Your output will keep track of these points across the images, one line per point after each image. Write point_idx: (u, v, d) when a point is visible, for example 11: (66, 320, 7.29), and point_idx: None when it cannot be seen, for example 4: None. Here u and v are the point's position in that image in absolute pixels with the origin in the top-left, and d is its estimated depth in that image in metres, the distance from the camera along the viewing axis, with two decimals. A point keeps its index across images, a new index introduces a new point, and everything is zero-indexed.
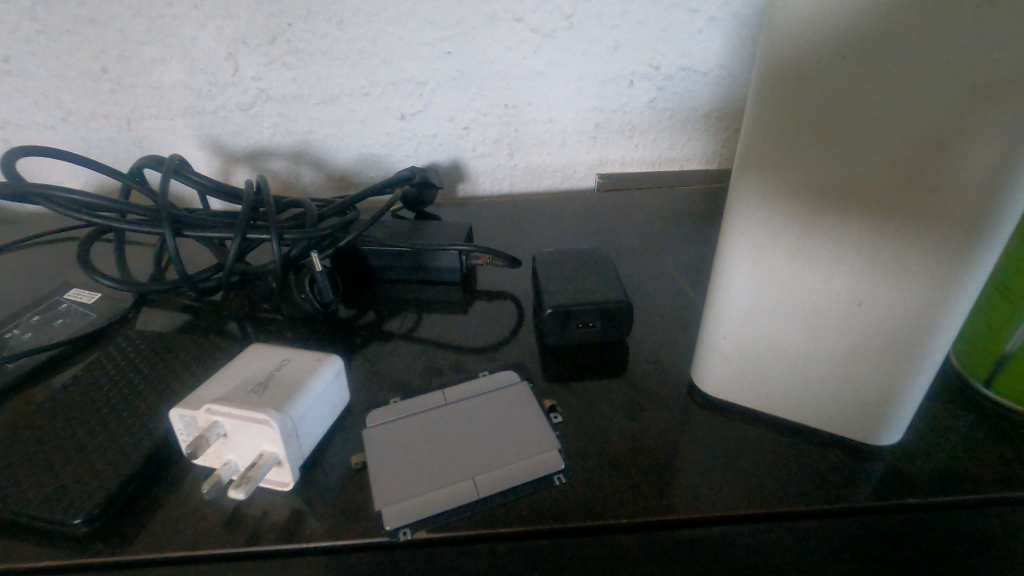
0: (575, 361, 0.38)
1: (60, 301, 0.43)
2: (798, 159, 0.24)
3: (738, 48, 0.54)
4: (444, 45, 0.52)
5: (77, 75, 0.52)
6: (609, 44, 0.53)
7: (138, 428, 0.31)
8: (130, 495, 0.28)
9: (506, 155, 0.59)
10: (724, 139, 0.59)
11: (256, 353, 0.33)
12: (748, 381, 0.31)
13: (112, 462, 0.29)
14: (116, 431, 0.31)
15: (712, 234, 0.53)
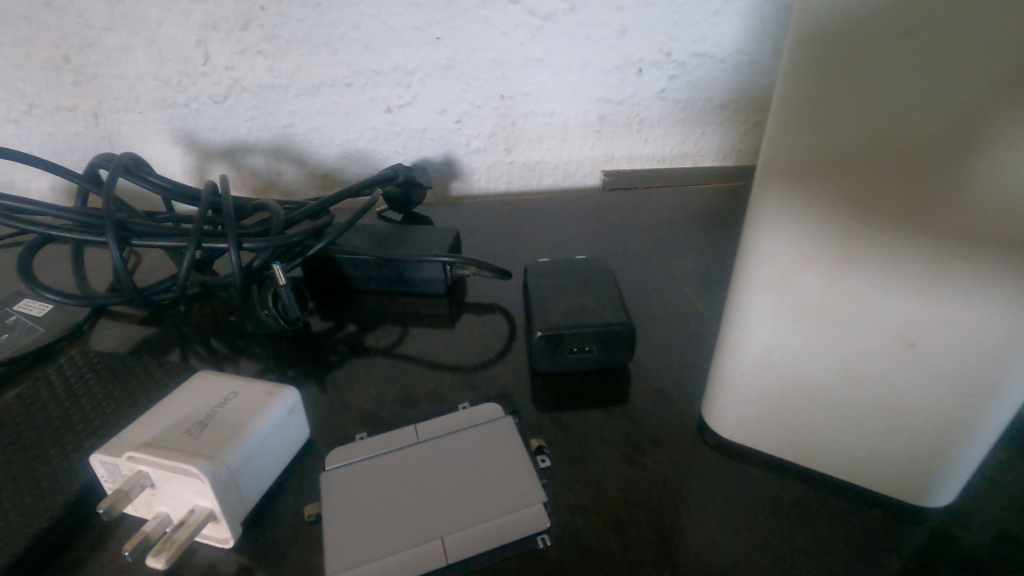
0: (568, 390, 0.33)
1: (8, 313, 0.39)
2: (833, 175, 0.19)
3: (759, 32, 0.48)
4: (433, 30, 0.47)
5: (38, 65, 0.48)
6: (615, 27, 0.48)
7: (62, 470, 0.27)
8: (43, 553, 0.24)
9: (503, 151, 0.54)
10: (742, 133, 0.54)
11: (200, 383, 0.29)
12: (768, 426, 0.26)
13: (26, 512, 0.25)
14: (36, 473, 0.27)
15: (728, 240, 0.48)
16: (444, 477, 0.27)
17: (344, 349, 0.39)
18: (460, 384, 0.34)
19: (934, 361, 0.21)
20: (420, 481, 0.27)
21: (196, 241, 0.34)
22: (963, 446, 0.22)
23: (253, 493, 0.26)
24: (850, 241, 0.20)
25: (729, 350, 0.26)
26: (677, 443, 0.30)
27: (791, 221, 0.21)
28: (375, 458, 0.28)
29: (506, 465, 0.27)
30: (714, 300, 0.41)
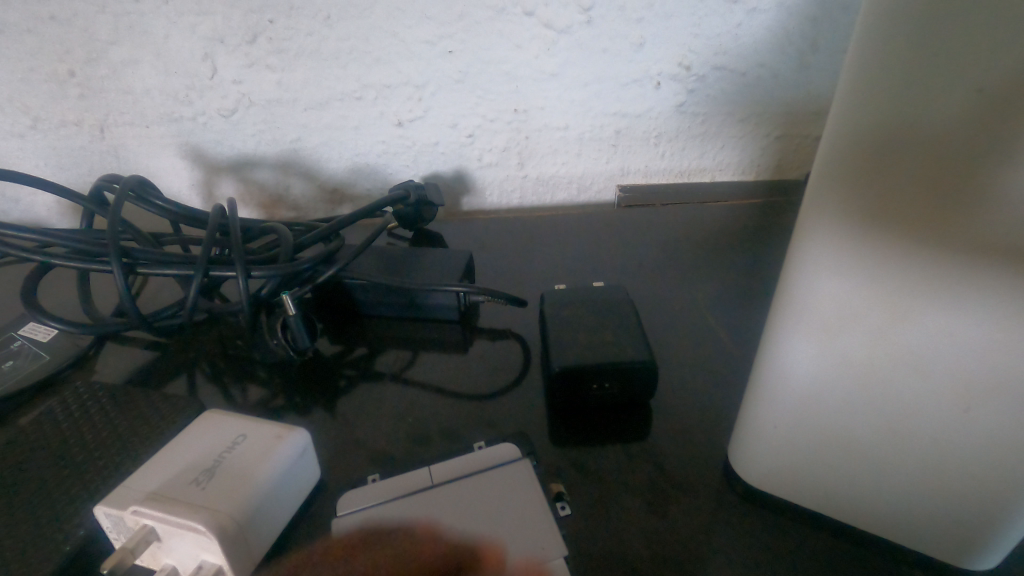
0: (586, 428, 0.32)
1: (13, 338, 0.39)
2: (884, 229, 0.18)
3: (783, 44, 0.46)
4: (445, 43, 0.46)
5: (43, 79, 0.47)
6: (633, 40, 0.46)
7: (65, 515, 0.26)
8: None
9: (516, 165, 0.53)
10: (762, 147, 0.53)
11: (207, 424, 0.28)
12: (801, 477, 0.25)
13: (28, 563, 0.24)
14: (39, 518, 0.26)
15: (747, 262, 0.46)
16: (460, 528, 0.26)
17: (353, 376, 0.37)
18: (474, 420, 0.33)
19: (988, 427, 0.19)
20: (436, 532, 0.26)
21: (203, 269, 0.33)
22: (1015, 510, 0.21)
23: (262, 544, 0.25)
24: (893, 290, 0.19)
25: (760, 394, 0.25)
26: (701, 489, 0.28)
27: (830, 265, 0.20)
28: (388, 505, 0.27)
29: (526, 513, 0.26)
30: (735, 327, 0.40)
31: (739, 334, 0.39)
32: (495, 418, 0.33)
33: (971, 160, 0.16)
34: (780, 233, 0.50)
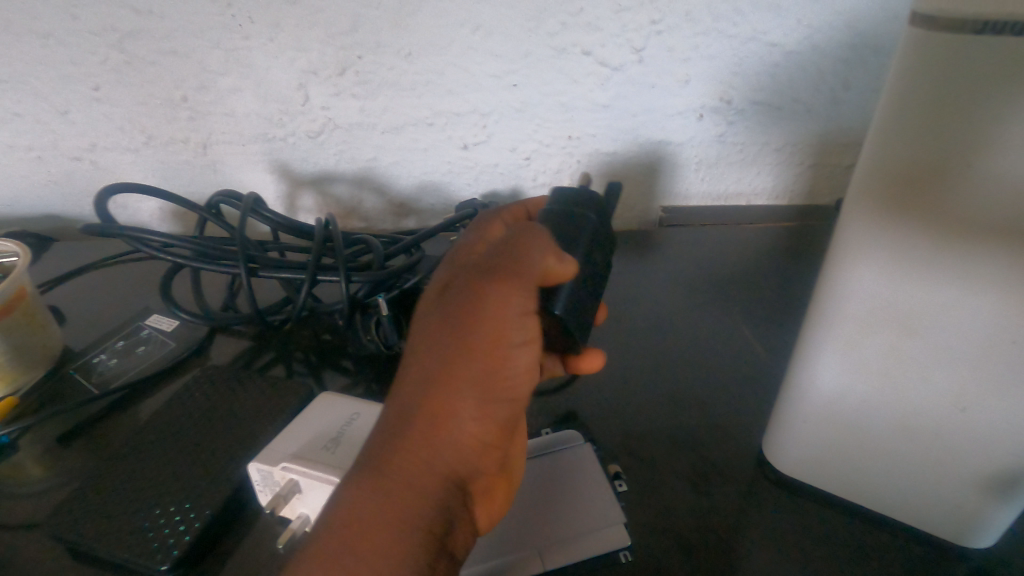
0: (640, 420, 0.37)
1: (141, 327, 0.46)
2: (899, 260, 0.23)
3: (818, 82, 0.51)
4: (510, 78, 0.52)
5: (159, 103, 0.54)
6: (680, 77, 0.51)
7: (217, 470, 0.33)
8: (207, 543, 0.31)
9: (567, 186, 0.59)
10: (796, 174, 0.57)
11: (326, 404, 0.33)
12: (827, 466, 0.30)
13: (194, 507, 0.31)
14: (197, 472, 0.33)
15: (777, 282, 0.51)
16: (535, 494, 0.31)
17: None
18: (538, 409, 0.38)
19: (983, 423, 0.24)
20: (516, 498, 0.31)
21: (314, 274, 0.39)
22: (1006, 496, 0.25)
23: None
24: (905, 309, 0.24)
25: (789, 395, 0.30)
26: (739, 474, 0.33)
27: (855, 286, 0.24)
28: None
29: (591, 487, 0.32)
30: (768, 338, 0.44)
31: (772, 344, 0.44)
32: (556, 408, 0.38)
33: (968, 212, 0.21)
34: (810, 254, 0.55)
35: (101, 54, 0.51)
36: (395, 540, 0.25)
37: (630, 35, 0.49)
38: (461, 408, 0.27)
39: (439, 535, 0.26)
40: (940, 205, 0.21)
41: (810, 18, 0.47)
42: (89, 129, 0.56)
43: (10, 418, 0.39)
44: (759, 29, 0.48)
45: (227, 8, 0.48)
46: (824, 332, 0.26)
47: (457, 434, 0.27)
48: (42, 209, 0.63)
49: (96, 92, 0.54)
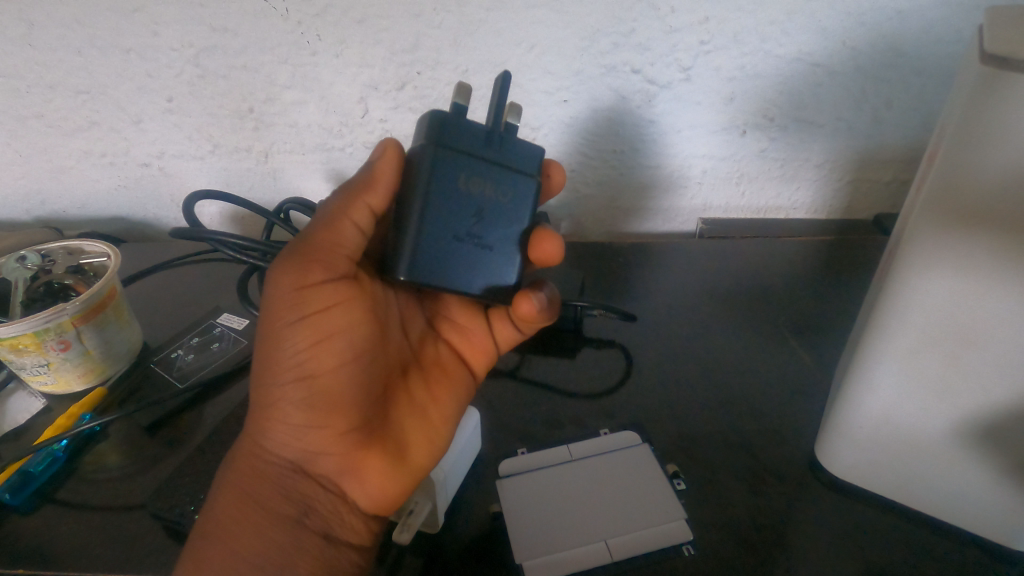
0: (693, 424, 0.39)
1: (214, 325, 0.49)
2: (963, 276, 0.25)
3: (860, 102, 0.52)
4: (561, 93, 0.53)
5: (227, 114, 0.58)
6: (724, 95, 0.53)
7: None
8: None
9: (610, 197, 0.61)
10: (835, 190, 0.58)
11: None
12: (880, 470, 0.32)
13: None
14: None
15: (817, 294, 0.53)
16: (600, 490, 0.33)
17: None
18: (595, 411, 0.40)
19: None
20: (582, 493, 0.33)
21: None
22: None
23: (450, 492, 0.34)
24: (969, 322, 0.25)
25: (844, 406, 0.31)
26: (792, 476, 0.35)
27: (919, 300, 0.26)
28: (540, 471, 0.35)
29: (654, 485, 0.33)
30: (811, 347, 0.46)
31: (816, 353, 0.45)
32: (612, 410, 0.40)
33: None
34: (849, 266, 0.56)
35: (176, 68, 0.55)
36: (260, 530, 0.30)
37: (679, 54, 0.51)
38: (278, 411, 0.32)
39: (293, 519, 0.31)
40: (1009, 226, 0.23)
41: (855, 41, 0.49)
42: (160, 137, 0.60)
43: (97, 410, 0.42)
44: (805, 50, 0.50)
45: (297, 27, 0.51)
46: (882, 349, 0.28)
47: (275, 433, 0.32)
48: (110, 210, 0.67)
49: (169, 103, 0.57)
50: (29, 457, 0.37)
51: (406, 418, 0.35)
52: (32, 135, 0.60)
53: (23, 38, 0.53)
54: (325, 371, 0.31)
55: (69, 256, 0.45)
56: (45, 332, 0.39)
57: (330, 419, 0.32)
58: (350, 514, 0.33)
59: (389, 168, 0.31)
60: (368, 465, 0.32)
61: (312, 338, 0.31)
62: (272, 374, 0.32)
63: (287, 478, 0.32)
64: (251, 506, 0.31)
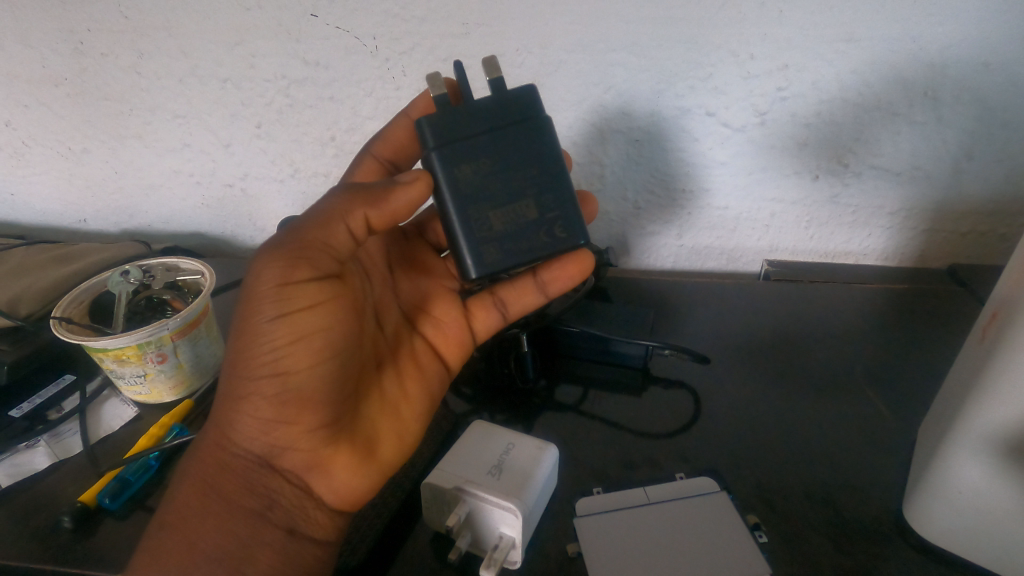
0: (770, 475, 0.38)
1: None
2: None
3: (940, 151, 0.51)
4: (635, 132, 0.54)
5: (310, 141, 0.60)
6: (798, 140, 0.52)
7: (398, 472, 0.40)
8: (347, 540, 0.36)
9: (675, 235, 0.61)
10: (912, 237, 0.57)
11: (482, 433, 0.37)
12: (977, 539, 0.31)
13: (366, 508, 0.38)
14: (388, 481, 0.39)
15: (892, 347, 0.51)
16: (682, 536, 0.33)
17: (543, 401, 0.46)
18: (670, 454, 0.40)
19: None
20: (664, 538, 0.33)
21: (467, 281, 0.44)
22: None
23: (532, 526, 0.34)
24: None
25: (937, 471, 0.31)
26: (878, 538, 0.34)
27: None
28: (618, 513, 0.35)
29: (732, 536, 0.33)
30: (890, 402, 0.45)
31: (897, 410, 0.44)
32: (687, 454, 0.40)
33: None
34: (924, 319, 0.55)
35: (268, 97, 0.57)
36: (229, 517, 0.34)
37: (756, 99, 0.50)
38: (247, 405, 0.34)
39: (256, 511, 0.35)
40: None
41: (938, 90, 0.47)
42: (245, 160, 0.63)
43: (185, 421, 0.44)
44: (884, 99, 0.48)
45: (384, 62, 0.53)
46: (983, 419, 0.29)
47: (243, 428, 0.34)
48: (193, 226, 0.71)
49: (257, 129, 0.60)
50: (126, 464, 0.39)
51: (377, 414, 0.38)
52: (131, 154, 0.65)
53: (134, 67, 0.58)
54: (294, 370, 0.33)
55: (167, 271, 0.47)
56: (146, 345, 0.41)
57: (297, 417, 0.34)
58: (314, 509, 0.36)
59: (405, 192, 0.33)
60: (335, 462, 0.35)
61: (286, 338, 0.32)
62: (246, 372, 0.33)
63: (253, 470, 0.35)
64: (217, 497, 0.34)
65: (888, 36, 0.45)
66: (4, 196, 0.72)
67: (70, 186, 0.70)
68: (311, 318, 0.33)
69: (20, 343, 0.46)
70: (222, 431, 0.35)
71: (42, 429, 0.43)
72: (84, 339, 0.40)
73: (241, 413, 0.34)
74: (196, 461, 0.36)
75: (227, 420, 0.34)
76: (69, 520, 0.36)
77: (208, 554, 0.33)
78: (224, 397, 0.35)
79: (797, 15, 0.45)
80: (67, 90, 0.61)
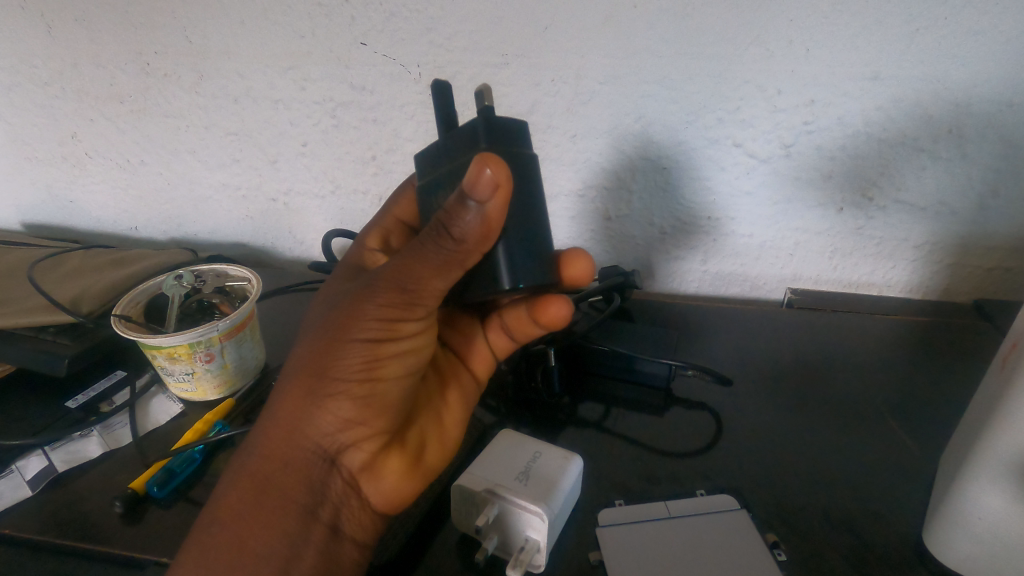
0: (790, 497, 0.39)
1: None
2: None
3: (965, 188, 0.51)
4: (663, 161, 0.56)
5: (352, 160, 0.63)
6: (823, 172, 0.53)
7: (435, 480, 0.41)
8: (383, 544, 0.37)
9: (700, 261, 0.62)
10: (937, 272, 0.57)
11: (510, 441, 0.39)
12: (996, 565, 0.31)
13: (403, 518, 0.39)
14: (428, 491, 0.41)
15: (915, 379, 0.52)
16: (702, 549, 0.34)
17: (566, 417, 0.48)
18: (691, 471, 0.41)
19: None
20: (684, 550, 0.34)
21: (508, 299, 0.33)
22: None
23: (556, 532, 0.35)
24: None
25: (956, 497, 0.32)
26: (897, 563, 0.35)
27: None
28: (639, 525, 0.36)
29: (750, 552, 0.34)
30: (913, 432, 0.45)
31: (920, 440, 0.44)
32: (709, 472, 0.41)
33: None
34: (948, 353, 0.55)
35: (316, 118, 0.61)
36: (280, 516, 0.34)
37: (782, 131, 0.52)
38: (332, 405, 0.35)
39: (308, 509, 0.35)
40: None
41: (963, 128, 0.48)
42: (290, 176, 0.66)
43: (226, 419, 0.46)
44: (909, 135, 0.50)
45: (426, 88, 0.56)
46: (1002, 448, 0.30)
47: (318, 426, 0.35)
48: (237, 237, 0.75)
49: (303, 147, 0.64)
50: (173, 456, 0.41)
51: (426, 422, 0.41)
52: (184, 167, 0.69)
53: (194, 87, 0.62)
54: (387, 380, 0.36)
55: (217, 278, 0.51)
56: (197, 345, 0.44)
57: (374, 423, 0.36)
58: (357, 509, 0.37)
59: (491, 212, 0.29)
60: (389, 466, 0.38)
61: (386, 349, 0.35)
62: (337, 375, 0.34)
63: (315, 469, 0.35)
64: (271, 495, 0.34)
65: (912, 75, 0.47)
66: (64, 202, 0.77)
67: (125, 195, 0.74)
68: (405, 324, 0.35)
69: (80, 339, 0.49)
70: (292, 426, 0.35)
71: (94, 421, 0.45)
72: (142, 336, 0.43)
73: (324, 411, 0.35)
74: (253, 456, 0.35)
75: (303, 416, 0.35)
76: (119, 505, 0.38)
77: (257, 555, 0.33)
78: (305, 393, 0.35)
79: (824, 54, 0.47)
80: (131, 106, 0.66)
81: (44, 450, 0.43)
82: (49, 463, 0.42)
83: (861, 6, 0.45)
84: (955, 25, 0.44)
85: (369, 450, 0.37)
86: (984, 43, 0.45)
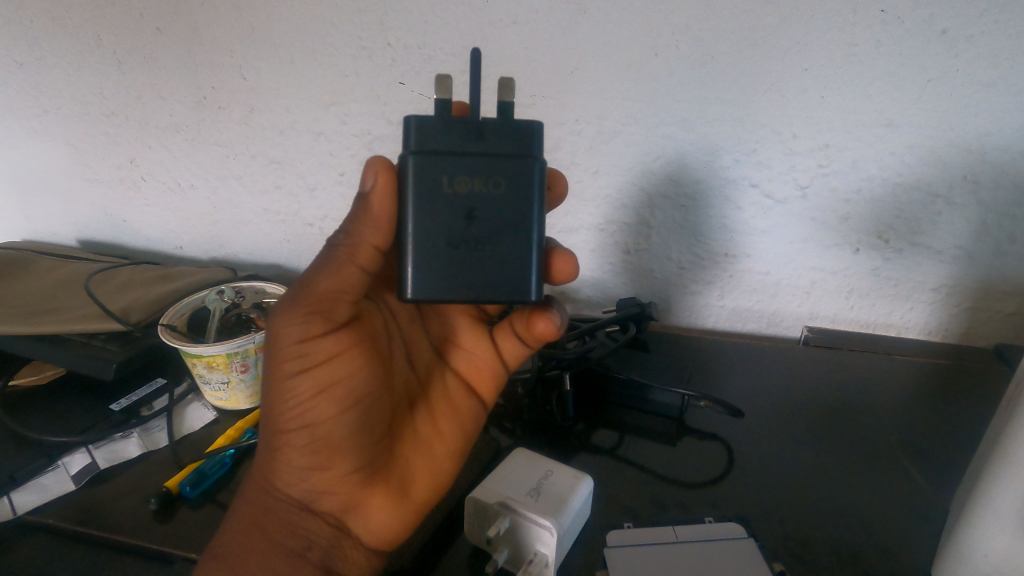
0: (797, 530, 0.39)
1: None
2: None
3: (981, 233, 0.52)
4: (681, 199, 0.58)
5: None
6: (839, 214, 0.55)
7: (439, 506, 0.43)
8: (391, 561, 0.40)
9: (717, 297, 0.64)
10: (956, 314, 0.57)
11: (523, 459, 0.40)
12: None
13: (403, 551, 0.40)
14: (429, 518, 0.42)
15: (933, 421, 0.51)
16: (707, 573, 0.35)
17: (579, 441, 0.49)
18: (699, 499, 0.42)
19: None
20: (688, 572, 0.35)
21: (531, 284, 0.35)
22: None
23: (564, 548, 0.36)
24: None
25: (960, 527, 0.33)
26: None
27: None
28: (646, 547, 0.37)
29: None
30: (927, 473, 0.45)
31: (934, 481, 0.44)
32: (717, 501, 0.42)
33: None
34: (966, 396, 0.55)
35: (355, 150, 0.65)
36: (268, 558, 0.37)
37: (798, 173, 0.54)
38: (286, 454, 0.38)
39: (299, 551, 0.38)
40: None
41: (977, 175, 0.50)
42: (327, 204, 0.71)
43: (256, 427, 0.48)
44: (924, 181, 0.51)
45: None
46: (1000, 488, 0.30)
47: (283, 474, 0.38)
48: (273, 258, 0.79)
49: (340, 176, 0.68)
50: (205, 459, 0.44)
51: (411, 455, 0.41)
52: (229, 191, 0.74)
53: (244, 119, 0.67)
54: (321, 423, 0.37)
55: (255, 295, 0.54)
56: (234, 355, 0.47)
57: (329, 464, 0.38)
58: (353, 547, 0.40)
59: (382, 198, 0.34)
60: (373, 504, 0.39)
61: (311, 390, 0.36)
62: (281, 423, 0.37)
63: (296, 513, 0.39)
64: (264, 538, 0.38)
65: (925, 123, 0.49)
66: (117, 221, 0.83)
67: (174, 216, 0.79)
68: (332, 357, 0.36)
69: (128, 346, 0.52)
70: (267, 470, 0.39)
71: (135, 423, 0.48)
72: (185, 345, 0.46)
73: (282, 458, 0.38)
74: (246, 497, 0.40)
75: (271, 460, 0.39)
76: (155, 502, 0.40)
77: None
78: (268, 439, 0.39)
79: (837, 102, 0.49)
80: (186, 135, 0.71)
81: (88, 448, 0.46)
82: (92, 460, 0.45)
83: (873, 57, 0.47)
84: (966, 77, 0.46)
85: (339, 486, 0.38)
86: (995, 95, 0.46)
